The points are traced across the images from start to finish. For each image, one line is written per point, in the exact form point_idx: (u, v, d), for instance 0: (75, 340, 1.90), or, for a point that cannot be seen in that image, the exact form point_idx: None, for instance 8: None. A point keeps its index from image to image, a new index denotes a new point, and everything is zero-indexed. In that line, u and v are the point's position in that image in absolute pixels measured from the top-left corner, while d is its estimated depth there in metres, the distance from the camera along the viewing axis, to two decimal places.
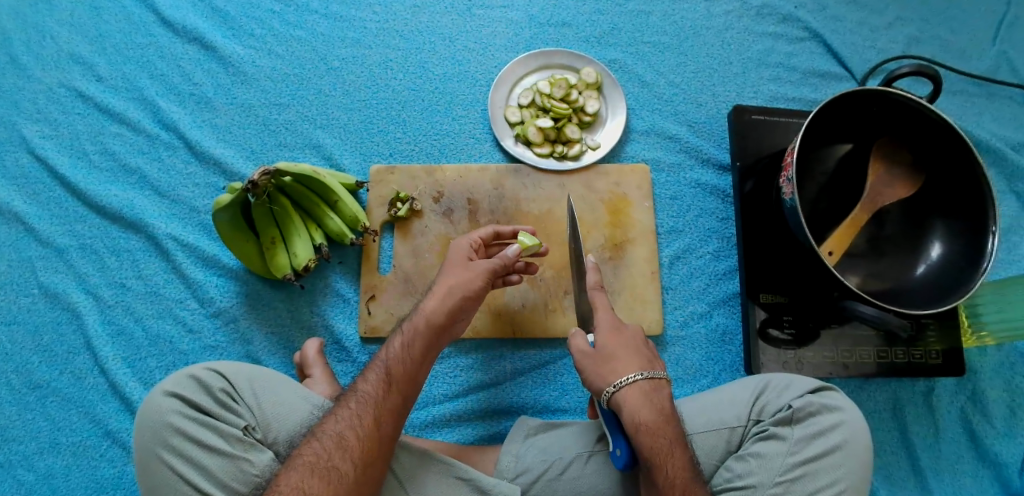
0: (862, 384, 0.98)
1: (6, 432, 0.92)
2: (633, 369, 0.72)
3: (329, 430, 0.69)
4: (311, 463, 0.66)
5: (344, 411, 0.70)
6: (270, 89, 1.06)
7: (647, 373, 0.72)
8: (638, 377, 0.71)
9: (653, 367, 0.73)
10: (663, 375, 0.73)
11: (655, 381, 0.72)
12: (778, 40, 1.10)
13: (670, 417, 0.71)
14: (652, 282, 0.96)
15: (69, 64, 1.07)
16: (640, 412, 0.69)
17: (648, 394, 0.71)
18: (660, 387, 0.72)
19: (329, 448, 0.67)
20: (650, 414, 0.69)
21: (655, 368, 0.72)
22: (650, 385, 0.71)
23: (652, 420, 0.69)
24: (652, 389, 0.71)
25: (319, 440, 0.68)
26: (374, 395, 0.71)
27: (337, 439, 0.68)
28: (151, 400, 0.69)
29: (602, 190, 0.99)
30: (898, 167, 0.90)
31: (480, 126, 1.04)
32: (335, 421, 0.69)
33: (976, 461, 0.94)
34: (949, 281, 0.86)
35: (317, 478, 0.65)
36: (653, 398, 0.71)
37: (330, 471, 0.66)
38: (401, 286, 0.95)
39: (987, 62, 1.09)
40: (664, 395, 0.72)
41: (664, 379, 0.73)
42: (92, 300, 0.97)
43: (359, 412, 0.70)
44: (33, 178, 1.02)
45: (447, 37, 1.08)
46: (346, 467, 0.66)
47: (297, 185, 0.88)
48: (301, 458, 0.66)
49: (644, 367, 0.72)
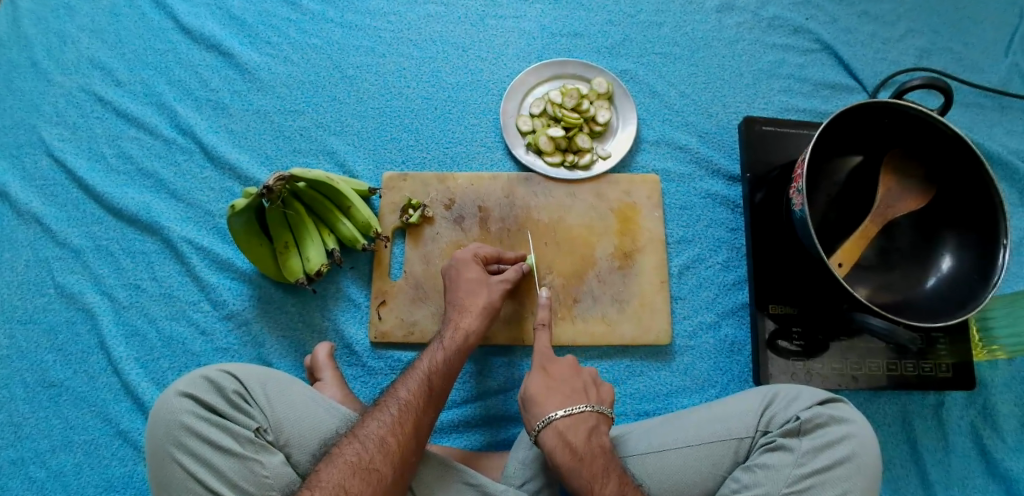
0: (871, 397, 0.98)
1: (20, 430, 0.93)
2: (553, 407, 0.75)
3: (371, 433, 0.70)
4: (353, 462, 0.67)
5: (384, 415, 0.72)
6: (285, 95, 1.07)
7: (564, 410, 0.74)
8: (551, 417, 0.74)
9: (574, 403, 0.75)
10: (586, 410, 0.75)
11: (575, 417, 0.74)
12: (790, 52, 1.10)
13: (590, 452, 0.72)
14: (661, 291, 0.96)
15: (88, 69, 1.10)
16: (555, 452, 0.72)
17: (563, 433, 0.73)
18: (580, 422, 0.74)
19: (371, 449, 0.68)
20: (563, 453, 0.72)
21: (573, 404, 0.75)
22: (566, 422, 0.73)
23: (566, 460, 0.71)
24: (569, 426, 0.73)
25: (360, 442, 0.69)
26: (415, 404, 0.74)
27: (379, 441, 0.69)
28: (166, 400, 0.70)
29: (612, 199, 0.99)
30: (909, 179, 0.91)
31: (491, 134, 1.05)
32: (375, 424, 0.71)
33: (986, 476, 0.94)
34: (961, 294, 0.86)
35: (358, 479, 0.66)
36: (571, 436, 0.73)
37: (371, 472, 0.67)
38: (411, 292, 0.96)
39: (999, 74, 1.09)
40: (583, 429, 0.73)
41: (587, 414, 0.75)
42: (108, 301, 0.98)
43: (401, 418, 0.72)
44: (51, 181, 1.04)
45: (460, 46, 1.09)
46: (386, 470, 0.68)
47: (311, 191, 0.89)
48: (343, 457, 0.67)
49: (564, 405, 0.75)
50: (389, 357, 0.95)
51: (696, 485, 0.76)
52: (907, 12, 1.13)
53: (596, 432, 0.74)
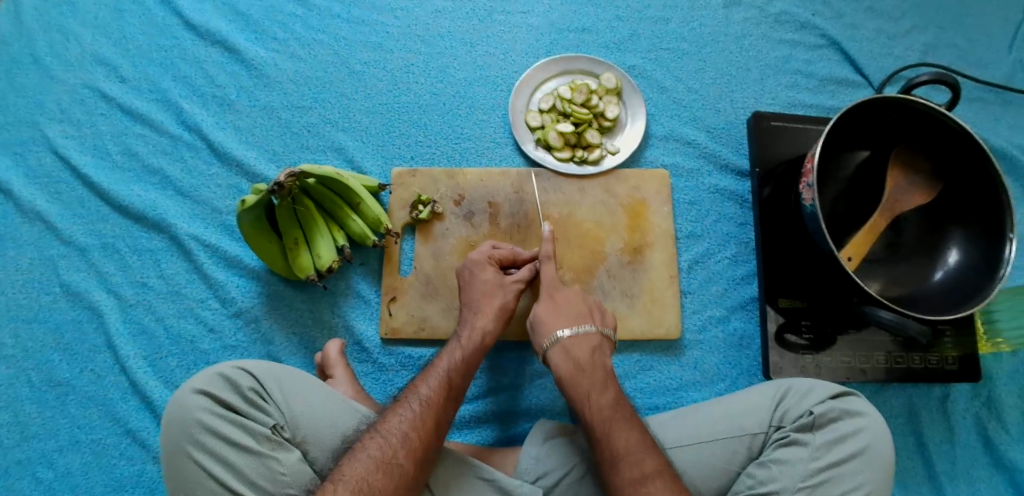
0: (879, 390, 0.98)
1: (26, 429, 0.93)
2: (561, 325, 0.81)
3: (393, 428, 0.70)
4: (376, 457, 0.67)
5: (406, 412, 0.72)
6: (292, 91, 1.07)
7: (571, 329, 0.80)
8: (560, 334, 0.80)
9: (582, 323, 0.81)
10: (593, 330, 0.80)
11: (581, 336, 0.80)
12: (796, 47, 1.11)
13: (592, 367, 0.78)
14: (671, 286, 0.97)
15: (91, 65, 1.09)
16: (560, 365, 0.78)
17: (568, 350, 0.79)
18: (586, 341, 0.79)
19: (394, 444, 0.69)
20: (566, 364, 0.78)
21: (580, 324, 0.80)
22: (573, 340, 0.79)
23: (568, 371, 0.77)
24: (575, 344, 0.79)
25: (383, 437, 0.69)
26: (436, 401, 0.74)
27: (402, 436, 0.70)
28: (180, 397, 0.69)
29: (622, 195, 0.99)
30: (916, 174, 0.91)
31: (500, 130, 1.04)
32: (398, 419, 0.71)
33: (991, 468, 0.95)
34: (967, 287, 0.87)
35: (381, 473, 0.66)
36: (575, 351, 0.79)
37: (394, 467, 0.67)
38: (421, 289, 0.96)
39: (1003, 70, 1.10)
40: (588, 347, 0.79)
41: (593, 335, 0.80)
42: (114, 298, 0.98)
43: (423, 414, 0.72)
44: (56, 178, 1.03)
45: (468, 42, 1.09)
46: (409, 465, 0.68)
47: (321, 187, 0.89)
48: (366, 451, 0.68)
49: (572, 324, 0.81)
50: (400, 353, 0.95)
51: (711, 481, 0.77)
52: (912, 7, 1.14)
53: (599, 351, 0.80)
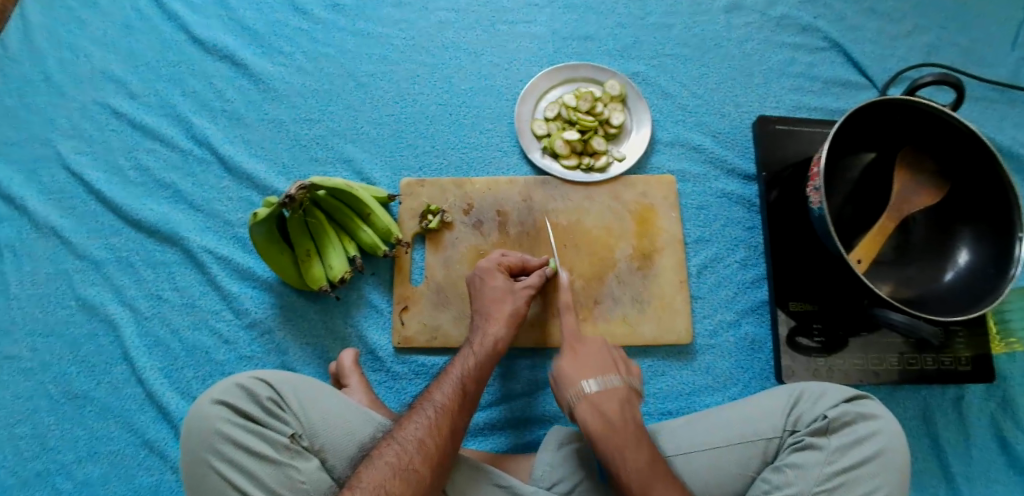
0: (892, 391, 0.98)
1: (44, 441, 0.94)
2: (586, 379, 0.77)
3: (409, 435, 0.71)
4: (393, 463, 0.68)
5: (421, 418, 0.73)
6: (301, 104, 1.08)
7: (599, 383, 0.77)
8: (585, 388, 0.76)
9: (608, 376, 0.78)
10: (618, 382, 0.77)
11: (608, 389, 0.76)
12: (799, 50, 1.11)
13: (623, 421, 0.74)
14: (680, 291, 0.97)
15: (104, 82, 1.11)
16: (588, 421, 0.74)
17: (596, 404, 0.75)
18: (613, 395, 0.76)
19: (410, 450, 0.70)
20: (595, 420, 0.74)
21: (606, 377, 0.77)
22: (599, 394, 0.76)
23: (598, 428, 0.73)
24: (603, 398, 0.75)
25: (399, 444, 0.70)
26: (450, 407, 0.75)
27: (418, 443, 0.70)
28: (200, 407, 0.70)
29: (630, 201, 1.00)
30: (923, 175, 0.91)
31: (507, 139, 1.05)
32: (414, 426, 0.72)
33: (1008, 468, 0.94)
34: (977, 288, 0.87)
35: (397, 479, 0.67)
36: (604, 406, 0.75)
37: (411, 473, 0.68)
38: (433, 297, 0.97)
39: (1007, 68, 1.10)
40: (616, 401, 0.75)
41: (620, 387, 0.77)
42: (130, 312, 0.99)
43: (438, 420, 0.73)
44: (70, 193, 1.05)
45: (473, 52, 1.10)
46: (425, 471, 0.69)
47: (332, 199, 0.90)
48: (383, 458, 0.69)
49: (598, 377, 0.77)
50: (412, 361, 0.95)
51: (726, 486, 0.76)
52: (914, 8, 1.14)
53: (628, 404, 0.76)
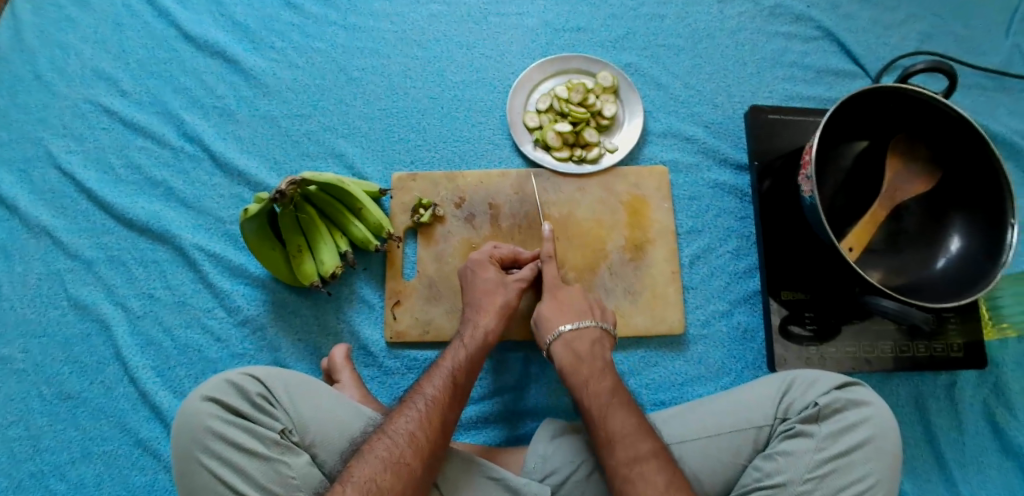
0: (884, 379, 0.98)
1: (38, 442, 0.94)
2: (562, 321, 0.83)
3: (400, 428, 0.71)
4: (384, 457, 0.68)
5: (412, 411, 0.73)
6: (292, 100, 1.07)
7: (573, 324, 0.83)
8: (561, 330, 0.82)
9: (583, 319, 0.84)
10: (592, 325, 0.83)
11: (582, 331, 0.82)
12: (792, 40, 1.11)
13: (592, 357, 0.80)
14: (673, 282, 0.97)
15: (93, 80, 1.10)
16: (561, 357, 0.81)
17: (569, 342, 0.81)
18: (585, 335, 0.82)
19: (401, 444, 0.70)
20: (566, 357, 0.80)
21: (581, 319, 0.83)
22: (573, 334, 0.82)
23: (569, 362, 0.80)
24: (576, 338, 0.82)
25: (389, 437, 0.70)
26: (441, 400, 0.75)
27: (409, 436, 0.70)
28: (190, 405, 0.70)
29: (622, 192, 1.00)
30: (915, 163, 0.92)
31: (499, 132, 1.05)
32: (404, 419, 0.72)
33: (1000, 454, 0.95)
34: (968, 275, 0.87)
35: (389, 473, 0.67)
36: (577, 345, 0.81)
37: (402, 466, 0.68)
38: (425, 291, 0.96)
39: (1000, 56, 1.10)
40: (588, 341, 0.82)
41: (593, 329, 0.83)
42: (122, 310, 0.99)
43: (429, 413, 0.73)
44: (61, 193, 1.04)
45: (464, 45, 1.09)
46: (416, 464, 0.69)
47: (322, 194, 0.90)
48: (374, 452, 0.69)
49: (573, 320, 0.83)
50: (405, 356, 0.95)
51: (718, 474, 0.77)
52: None
53: (600, 345, 0.82)
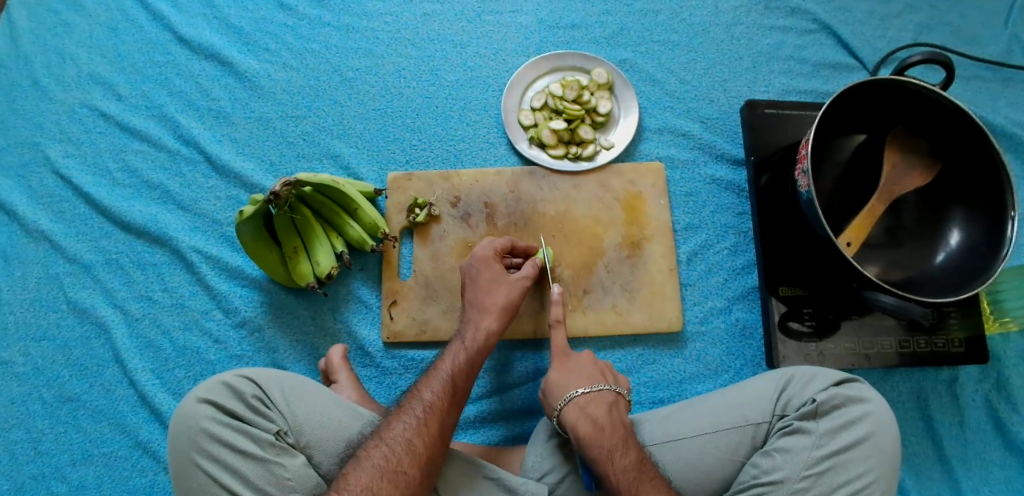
0: (885, 375, 0.98)
1: (39, 445, 0.94)
2: (574, 386, 0.80)
3: (397, 436, 0.71)
4: (380, 465, 0.68)
5: (410, 417, 0.73)
6: (286, 101, 1.07)
7: (585, 388, 0.79)
8: (573, 394, 0.78)
9: (595, 382, 0.80)
10: (604, 388, 0.79)
11: (595, 394, 0.78)
12: (788, 33, 1.10)
13: (611, 426, 0.75)
14: (670, 279, 0.96)
15: (89, 84, 1.10)
16: (577, 424, 0.75)
17: (583, 407, 0.77)
18: (599, 399, 0.78)
19: (398, 452, 0.70)
20: (585, 424, 0.75)
21: (593, 383, 0.79)
22: (586, 398, 0.78)
23: (589, 431, 0.74)
24: (589, 402, 0.78)
25: (387, 444, 0.70)
26: (439, 406, 0.75)
27: (406, 443, 0.70)
28: (186, 407, 0.71)
29: (618, 189, 0.99)
30: (912, 154, 0.91)
31: (493, 130, 1.05)
32: (402, 426, 0.72)
33: (1003, 450, 0.94)
34: (970, 267, 0.86)
35: (386, 481, 0.67)
36: (592, 409, 0.77)
37: (399, 475, 0.68)
38: (421, 291, 0.96)
39: (999, 47, 1.09)
40: (604, 405, 0.77)
41: (607, 392, 0.79)
42: (120, 313, 0.99)
43: (426, 420, 0.73)
44: (58, 197, 1.05)
45: (458, 43, 1.09)
46: (414, 472, 0.69)
47: (318, 195, 0.90)
48: (371, 460, 0.68)
49: (584, 384, 0.80)
50: (402, 356, 0.95)
51: (715, 472, 0.76)
52: None
53: (615, 408, 0.78)
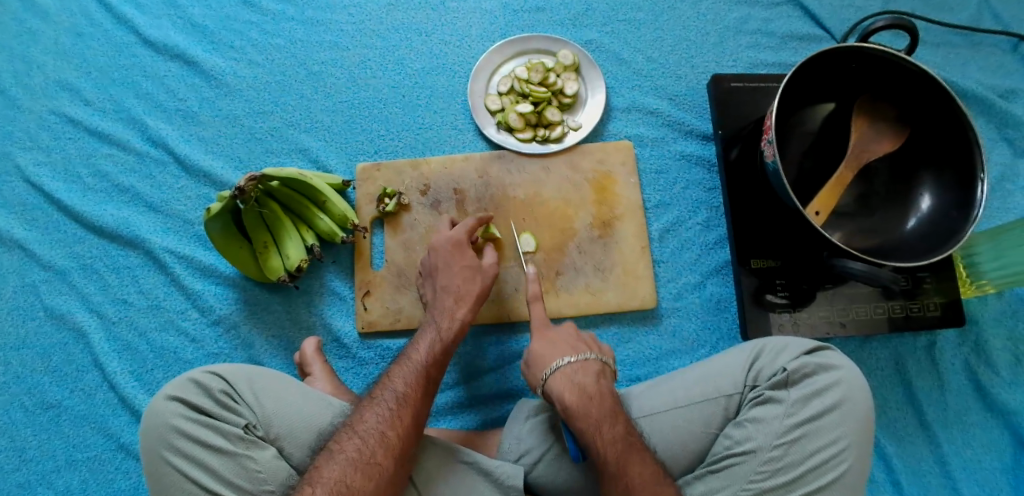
0: (863, 343, 0.98)
1: (23, 452, 0.94)
2: (559, 356, 0.78)
3: (371, 428, 0.71)
4: (353, 458, 0.68)
5: (382, 409, 0.73)
6: (253, 98, 1.07)
7: (571, 357, 0.78)
8: (560, 363, 0.77)
9: (581, 352, 0.79)
10: (592, 357, 0.78)
11: (580, 364, 0.77)
12: (754, 7, 1.09)
13: (600, 395, 0.74)
14: (643, 257, 0.96)
15: (56, 91, 1.09)
16: (563, 394, 0.74)
17: (570, 377, 0.76)
18: (586, 369, 0.77)
19: (371, 444, 0.69)
20: (572, 394, 0.73)
21: (580, 352, 0.78)
22: (572, 368, 0.77)
23: (575, 400, 0.73)
24: (575, 371, 0.76)
25: (360, 437, 0.70)
26: (412, 396, 0.74)
27: (379, 435, 0.70)
28: (154, 406, 0.71)
29: (588, 170, 0.99)
30: (881, 121, 0.90)
31: (461, 116, 1.04)
32: (374, 418, 0.72)
33: (983, 412, 0.94)
34: (940, 232, 0.86)
35: (360, 474, 0.67)
36: (578, 378, 0.75)
37: (373, 467, 0.68)
38: (395, 280, 0.96)
39: (968, 12, 1.08)
40: (590, 374, 0.76)
41: (593, 361, 0.78)
42: (97, 317, 0.99)
43: (399, 412, 0.72)
44: (30, 205, 1.04)
45: (423, 32, 1.09)
46: (387, 463, 0.69)
47: (285, 189, 0.89)
48: (344, 453, 0.68)
49: (570, 354, 0.79)
50: (379, 346, 0.95)
51: (690, 445, 0.76)
52: None
53: (602, 378, 0.77)
